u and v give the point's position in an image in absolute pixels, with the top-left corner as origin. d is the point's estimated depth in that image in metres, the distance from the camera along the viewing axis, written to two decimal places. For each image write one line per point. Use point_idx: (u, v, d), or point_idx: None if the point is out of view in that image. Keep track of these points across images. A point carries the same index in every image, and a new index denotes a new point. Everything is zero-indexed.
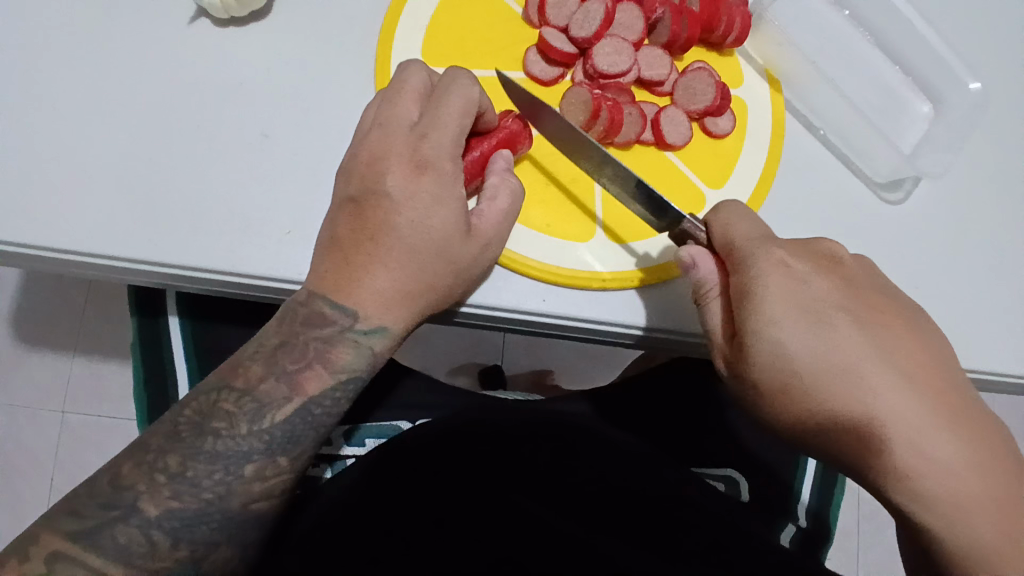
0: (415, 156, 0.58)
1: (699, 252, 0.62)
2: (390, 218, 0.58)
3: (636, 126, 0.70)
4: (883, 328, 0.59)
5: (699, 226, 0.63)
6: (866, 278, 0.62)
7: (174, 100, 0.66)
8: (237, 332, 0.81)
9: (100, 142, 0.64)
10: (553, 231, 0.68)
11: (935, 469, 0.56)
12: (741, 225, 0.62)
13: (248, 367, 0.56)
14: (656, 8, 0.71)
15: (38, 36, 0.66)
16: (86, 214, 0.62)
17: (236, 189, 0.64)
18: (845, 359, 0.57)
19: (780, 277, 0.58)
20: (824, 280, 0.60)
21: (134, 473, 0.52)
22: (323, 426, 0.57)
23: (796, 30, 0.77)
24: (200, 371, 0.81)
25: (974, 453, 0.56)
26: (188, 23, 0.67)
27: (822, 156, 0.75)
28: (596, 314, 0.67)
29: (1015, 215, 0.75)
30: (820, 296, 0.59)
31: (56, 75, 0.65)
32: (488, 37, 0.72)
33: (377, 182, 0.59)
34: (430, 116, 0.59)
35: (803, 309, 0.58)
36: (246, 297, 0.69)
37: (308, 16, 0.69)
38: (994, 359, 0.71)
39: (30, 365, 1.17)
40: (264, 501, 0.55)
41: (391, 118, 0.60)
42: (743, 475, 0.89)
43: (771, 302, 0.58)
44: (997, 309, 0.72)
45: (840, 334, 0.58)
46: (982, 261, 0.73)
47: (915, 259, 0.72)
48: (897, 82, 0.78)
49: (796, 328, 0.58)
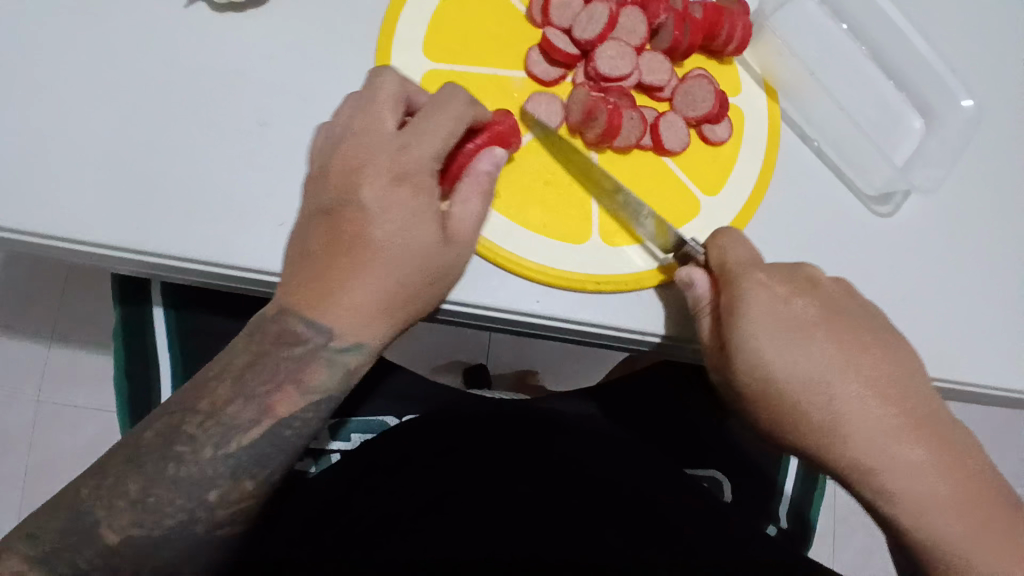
0: (393, 167, 0.52)
1: (697, 272, 0.57)
2: (366, 233, 0.52)
3: (634, 132, 0.63)
4: (864, 345, 0.53)
5: (698, 249, 0.59)
6: (849, 299, 0.56)
7: (147, 90, 0.60)
8: (219, 324, 0.77)
9: (64, 132, 0.58)
10: (549, 232, 0.61)
11: (916, 482, 0.51)
12: (736, 249, 0.57)
13: (214, 387, 0.51)
14: (660, 13, 0.63)
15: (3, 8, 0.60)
16: (53, 207, 0.57)
17: (212, 188, 0.59)
18: (820, 370, 0.52)
19: (757, 290, 0.54)
20: (806, 297, 0.54)
21: (91, 497, 0.48)
22: (294, 447, 0.52)
23: (799, 36, 0.69)
24: (184, 363, 0.78)
25: (956, 470, 0.51)
26: (183, 6, 0.61)
27: (816, 169, 0.68)
28: (590, 317, 0.61)
29: (1013, 232, 0.69)
30: (800, 311, 0.54)
31: (15, 57, 0.59)
32: (486, 34, 0.64)
33: (353, 193, 0.52)
34: (413, 126, 0.53)
35: (788, 322, 0.53)
36: (234, 288, 0.64)
37: (297, 1, 0.63)
38: (980, 378, 0.66)
39: (6, 347, 1.17)
40: (230, 525, 0.51)
41: (365, 125, 0.54)
42: (727, 476, 0.85)
43: (748, 317, 0.53)
44: (989, 327, 0.66)
45: (824, 353, 0.53)
46: (976, 276, 0.67)
47: (920, 271, 0.67)
48: (892, 96, 0.71)
49: (774, 342, 0.53)
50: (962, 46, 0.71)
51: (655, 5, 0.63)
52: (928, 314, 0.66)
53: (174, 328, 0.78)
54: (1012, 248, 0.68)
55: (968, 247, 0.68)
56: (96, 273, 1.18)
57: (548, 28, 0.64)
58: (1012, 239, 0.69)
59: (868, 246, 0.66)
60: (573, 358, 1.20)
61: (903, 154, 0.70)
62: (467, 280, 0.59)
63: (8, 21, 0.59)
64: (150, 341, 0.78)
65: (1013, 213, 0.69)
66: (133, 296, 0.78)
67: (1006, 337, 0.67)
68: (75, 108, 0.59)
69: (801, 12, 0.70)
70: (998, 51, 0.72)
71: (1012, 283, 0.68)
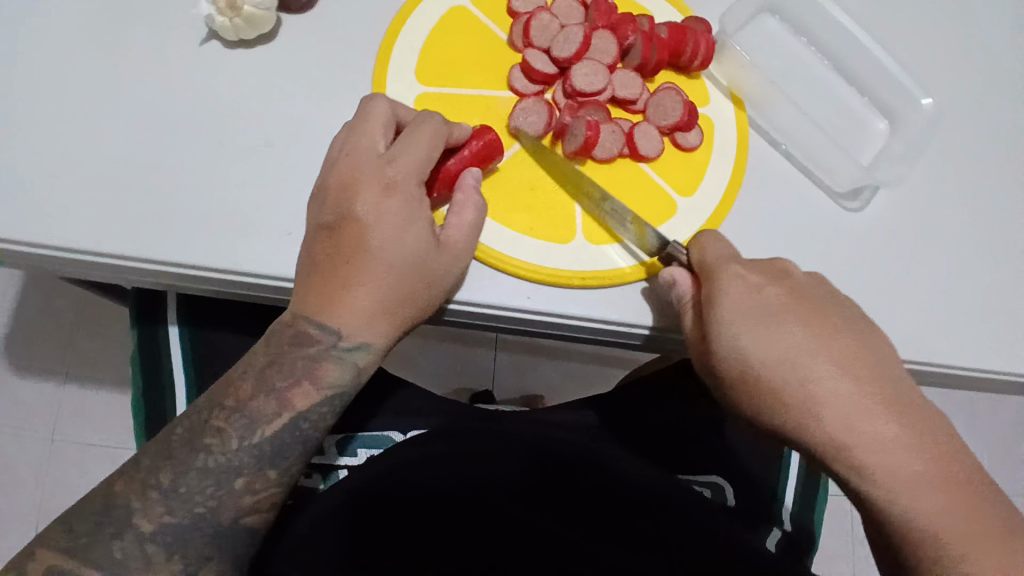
0: (382, 178, 0.57)
1: (677, 270, 0.62)
2: (363, 240, 0.56)
3: (615, 143, 0.67)
4: (834, 331, 0.57)
5: (680, 248, 0.62)
6: (816, 289, 0.60)
7: (169, 116, 0.64)
8: (237, 339, 0.79)
9: (92, 158, 0.62)
10: (537, 234, 0.65)
11: (879, 455, 0.53)
12: (713, 247, 0.61)
13: (238, 385, 0.55)
14: (628, 34, 0.68)
15: (30, 48, 0.64)
16: (77, 225, 0.60)
17: (233, 203, 0.62)
18: (795, 355, 0.55)
19: (732, 282, 0.58)
20: (779, 288, 0.58)
21: (126, 490, 0.51)
22: (312, 440, 0.56)
23: (761, 54, 0.75)
24: (200, 381, 0.77)
25: (919, 441, 0.53)
26: (199, 44, 0.66)
27: (792, 169, 0.72)
28: (574, 310, 0.64)
29: (989, 219, 0.72)
30: (772, 300, 0.57)
31: (47, 91, 0.63)
32: (477, 55, 0.68)
33: (349, 205, 0.57)
34: (400, 143, 0.58)
35: (760, 315, 0.56)
36: (255, 296, 0.67)
37: (307, 31, 0.67)
38: (970, 359, 0.68)
39: (16, 387, 1.19)
40: (255, 515, 0.54)
41: (356, 145, 0.58)
42: (728, 480, 0.84)
43: (723, 307, 0.57)
44: (974, 311, 0.69)
45: (794, 338, 0.56)
46: (955, 262, 0.71)
47: (900, 261, 0.70)
48: (857, 102, 0.75)
49: (750, 330, 0.56)
50: (919, 53, 0.77)
51: (623, 28, 0.68)
52: (902, 300, 0.69)
53: (190, 345, 0.79)
54: (989, 235, 0.72)
55: (936, 238, 0.71)
56: (107, 311, 1.22)
57: (528, 49, 0.67)
58: (990, 226, 0.72)
59: (841, 236, 0.70)
60: (575, 381, 1.24)
61: (869, 154, 0.74)
62: (464, 283, 0.63)
63: (37, 61, 0.64)
64: (164, 359, 0.78)
65: (989, 202, 0.73)
66: (147, 317, 0.79)
67: (979, 318, 0.69)
68: (102, 135, 0.63)
69: (763, 32, 0.75)
70: (952, 59, 0.77)
71: (992, 268, 0.71)
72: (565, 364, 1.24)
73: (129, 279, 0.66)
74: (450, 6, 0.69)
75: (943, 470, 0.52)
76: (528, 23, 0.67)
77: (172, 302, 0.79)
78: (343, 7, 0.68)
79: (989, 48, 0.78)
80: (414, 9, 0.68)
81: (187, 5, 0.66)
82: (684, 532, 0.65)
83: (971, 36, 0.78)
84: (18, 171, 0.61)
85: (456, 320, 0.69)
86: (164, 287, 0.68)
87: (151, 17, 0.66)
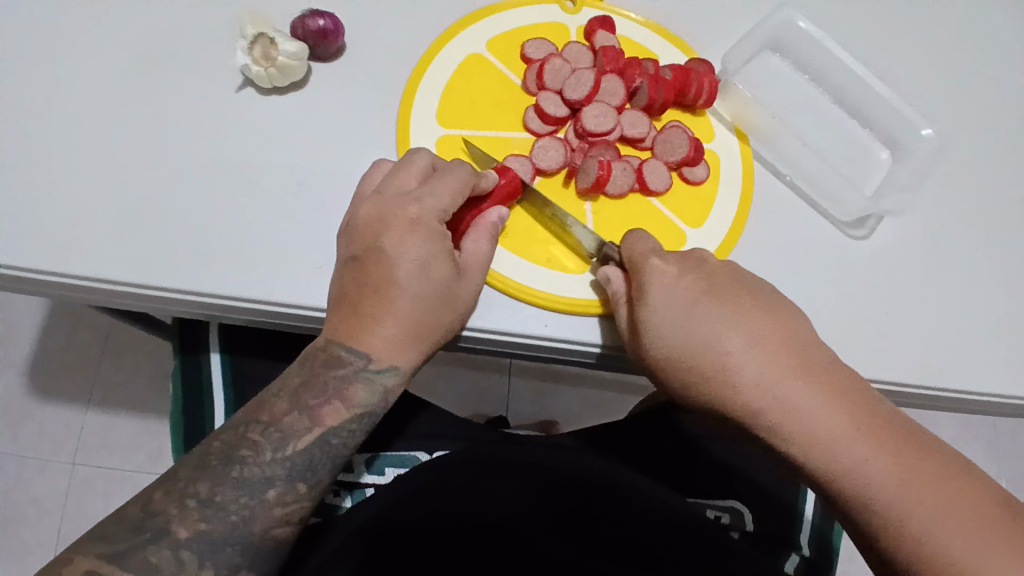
0: (407, 217, 0.61)
1: (611, 269, 0.64)
2: (390, 271, 0.59)
3: (626, 179, 0.70)
4: (745, 313, 0.59)
5: (613, 248, 0.65)
6: (728, 273, 0.63)
7: (212, 157, 0.69)
8: (268, 364, 0.82)
9: (140, 195, 0.67)
10: (554, 266, 0.67)
11: (801, 428, 0.55)
12: (637, 243, 0.64)
13: (274, 403, 0.58)
14: (635, 78, 0.72)
15: (82, 97, 0.70)
16: (122, 257, 0.65)
17: (268, 235, 0.66)
18: (710, 339, 0.58)
19: (654, 275, 0.61)
20: (688, 275, 0.61)
21: (164, 500, 0.54)
22: (339, 456, 0.59)
23: (764, 90, 0.78)
24: (232, 405, 0.80)
25: (840, 410, 0.55)
26: (236, 91, 0.71)
27: (796, 199, 0.74)
28: (592, 339, 0.67)
29: (990, 244, 0.74)
30: (686, 288, 0.60)
31: (101, 135, 0.69)
32: (493, 99, 0.73)
33: (375, 241, 0.61)
34: (427, 185, 0.62)
35: (672, 303, 0.60)
36: (283, 326, 0.71)
37: (335, 77, 0.73)
38: (979, 381, 0.69)
39: (44, 416, 1.23)
40: (284, 527, 0.56)
41: (388, 186, 0.62)
42: (748, 506, 0.84)
43: (646, 299, 0.60)
44: (981, 334, 0.71)
45: (711, 322, 0.59)
46: (959, 284, 0.72)
47: (905, 284, 0.72)
48: (857, 134, 0.79)
49: (664, 316, 0.60)
50: (915, 89, 0.80)
51: (630, 71, 0.72)
52: (909, 320, 0.70)
53: (228, 371, 0.81)
54: (991, 259, 0.74)
55: (938, 262, 0.73)
56: (133, 342, 1.27)
57: (542, 92, 0.72)
58: (991, 251, 0.74)
59: (848, 260, 0.72)
60: (591, 409, 1.25)
61: (874, 184, 0.77)
62: (481, 309, 0.66)
63: (89, 108, 0.70)
64: (202, 383, 0.81)
65: (990, 227, 0.75)
66: (189, 345, 0.83)
67: (985, 337, 0.71)
68: (149, 174, 0.68)
69: (766, 71, 0.79)
70: (949, 92, 0.80)
71: (996, 291, 0.72)
72: (582, 390, 1.25)
73: (167, 309, 0.70)
74: (467, 54, 0.74)
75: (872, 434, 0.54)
76: (542, 68, 0.72)
77: (212, 330, 0.82)
78: (369, 54, 0.74)
79: (984, 79, 0.81)
80: (436, 59, 0.73)
81: (223, 55, 0.72)
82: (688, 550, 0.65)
83: (964, 69, 0.81)
84: (71, 209, 0.66)
85: (472, 346, 0.70)
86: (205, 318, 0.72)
87: (194, 67, 0.72)
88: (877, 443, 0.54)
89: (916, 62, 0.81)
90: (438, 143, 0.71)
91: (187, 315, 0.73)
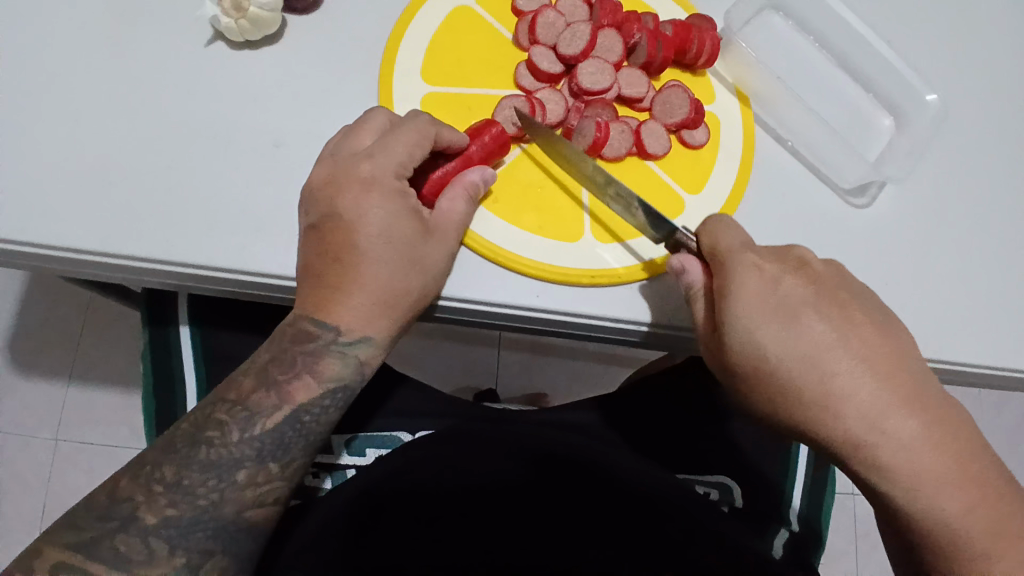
0: (360, 175, 0.57)
1: (687, 259, 0.60)
2: (350, 236, 0.57)
3: (623, 142, 0.66)
4: (850, 324, 0.55)
5: (688, 235, 0.60)
6: (834, 279, 0.58)
7: (182, 116, 0.64)
8: (246, 338, 0.78)
9: (104, 155, 0.62)
10: (546, 233, 0.64)
11: (896, 450, 0.52)
12: (726, 234, 0.59)
13: (241, 381, 0.56)
14: (633, 32, 0.68)
15: (40, 50, 0.65)
16: (86, 223, 0.61)
17: (244, 200, 0.62)
18: (811, 348, 0.54)
19: (749, 275, 0.56)
20: (795, 280, 0.56)
21: (130, 486, 0.51)
22: (314, 435, 0.56)
23: (767, 52, 0.74)
24: (207, 381, 0.77)
25: (931, 431, 0.53)
26: (206, 44, 0.66)
27: (799, 165, 0.71)
28: (585, 309, 0.63)
29: (1000, 212, 0.72)
30: (790, 293, 0.56)
31: (61, 92, 0.64)
32: (483, 55, 0.69)
33: (332, 205, 0.57)
34: (383, 141, 0.58)
35: (772, 307, 0.55)
36: (261, 297, 0.67)
37: (314, 30, 0.68)
38: (985, 354, 0.67)
39: (22, 391, 1.19)
40: (258, 508, 0.53)
41: (341, 148, 0.59)
42: (736, 481, 0.83)
43: (740, 301, 0.55)
44: (989, 306, 0.68)
45: (814, 331, 0.54)
46: (967, 254, 0.70)
47: (911, 255, 0.69)
48: (861, 99, 0.75)
49: (768, 323, 0.54)
50: (926, 48, 0.77)
51: (628, 26, 0.68)
52: (912, 293, 0.68)
53: (196, 344, 0.78)
54: (1000, 228, 0.71)
55: (946, 230, 0.71)
56: (113, 315, 1.22)
57: (534, 47, 0.68)
58: (1001, 219, 0.72)
59: (848, 231, 0.69)
60: (583, 383, 1.23)
61: (874, 152, 0.73)
62: (469, 280, 0.63)
63: (48, 61, 0.65)
64: (174, 360, 0.78)
65: (1001, 194, 0.72)
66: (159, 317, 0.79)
67: (990, 309, 0.68)
68: (114, 134, 0.63)
69: (769, 31, 0.75)
70: (960, 58, 0.77)
71: (1004, 262, 0.70)
72: (572, 364, 1.23)
73: (129, 278, 0.66)
74: (455, 6, 0.69)
75: (956, 462, 0.53)
76: (534, 21, 0.67)
77: (182, 302, 0.78)
78: (349, 6, 0.69)
79: (996, 46, 0.78)
80: (420, 11, 0.69)
81: (193, 6, 0.67)
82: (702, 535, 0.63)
83: (977, 28, 0.78)
84: (29, 170, 0.61)
85: (459, 318, 0.67)
86: (176, 288, 0.68)
87: (161, 18, 0.67)
88: (954, 470, 0.53)
89: (928, 21, 0.77)
90: (423, 101, 0.67)
91: (160, 286, 0.69)
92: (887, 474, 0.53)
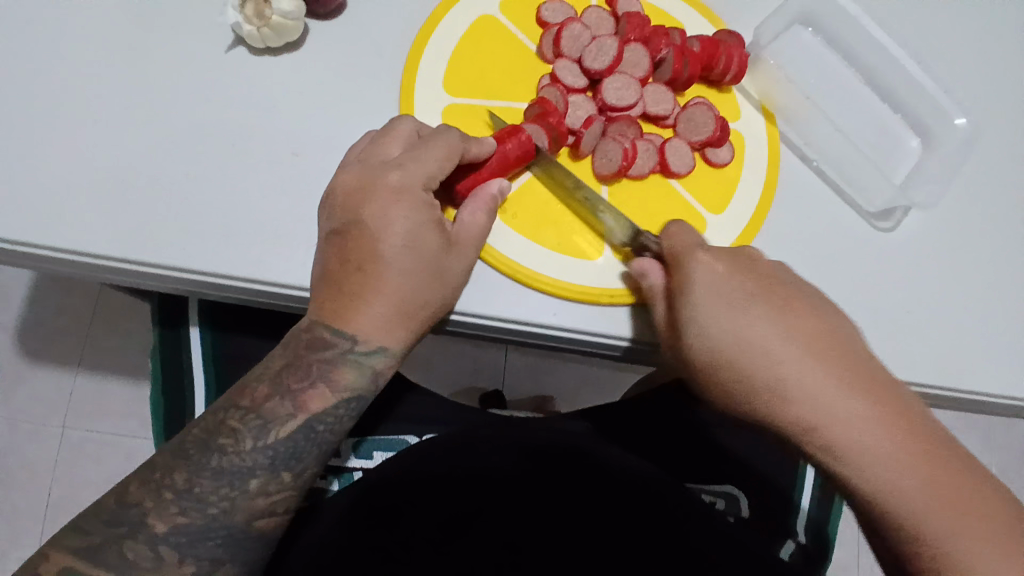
0: (389, 184, 0.57)
1: (648, 262, 0.60)
2: (375, 245, 0.56)
3: (648, 161, 0.66)
4: (808, 321, 0.55)
5: (652, 238, 0.61)
6: (796, 281, 0.58)
7: (201, 123, 0.64)
8: (258, 341, 0.79)
9: (127, 156, 0.62)
10: (565, 252, 0.63)
11: (868, 456, 0.51)
12: (684, 235, 0.60)
13: (255, 387, 0.55)
14: (661, 47, 0.67)
15: (60, 51, 0.65)
16: (102, 228, 0.61)
17: (261, 208, 0.62)
18: (751, 343, 0.54)
19: (699, 269, 0.57)
20: (745, 276, 0.57)
21: (140, 491, 0.51)
22: (326, 444, 0.56)
23: (795, 67, 0.73)
24: (218, 384, 0.77)
25: (908, 435, 0.51)
26: (227, 50, 0.66)
27: (819, 189, 0.69)
28: (602, 330, 0.63)
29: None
30: (736, 286, 0.56)
31: (82, 96, 0.64)
32: (507, 66, 0.68)
33: (358, 212, 0.57)
34: (414, 151, 0.58)
35: (728, 302, 0.55)
36: (273, 306, 0.67)
37: (335, 38, 0.67)
38: (1006, 386, 0.66)
39: (35, 379, 1.20)
40: (268, 518, 0.53)
41: (370, 153, 0.59)
42: (743, 491, 0.82)
43: (692, 294, 0.56)
44: (1011, 336, 0.67)
45: (761, 324, 0.55)
46: (989, 283, 0.68)
47: (930, 283, 0.68)
48: (888, 120, 0.73)
49: (714, 315, 0.55)
50: (958, 69, 0.75)
51: (656, 40, 0.67)
52: (931, 321, 0.67)
53: (210, 345, 0.78)
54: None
55: (965, 256, 0.69)
56: (123, 306, 1.23)
57: (559, 61, 0.67)
58: None
59: (869, 253, 0.68)
60: (590, 387, 1.22)
61: (900, 174, 0.72)
62: (481, 296, 0.62)
63: (69, 63, 0.65)
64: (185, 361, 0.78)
65: None
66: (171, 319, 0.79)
67: (1010, 339, 0.67)
68: (133, 139, 0.63)
69: (798, 46, 0.74)
70: (988, 80, 0.75)
71: None
72: (580, 365, 1.22)
73: (147, 284, 0.66)
74: (478, 15, 0.69)
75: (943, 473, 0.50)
76: (560, 34, 0.67)
77: (193, 305, 0.78)
78: (372, 15, 0.68)
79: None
80: (443, 21, 0.68)
81: (214, 11, 0.67)
82: (713, 539, 0.63)
83: (1011, 52, 0.76)
84: (47, 172, 0.61)
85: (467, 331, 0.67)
86: (189, 295, 0.68)
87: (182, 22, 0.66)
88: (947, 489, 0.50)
89: (960, 42, 0.76)
90: (445, 111, 0.66)
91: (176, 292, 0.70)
92: (872, 483, 0.51)
